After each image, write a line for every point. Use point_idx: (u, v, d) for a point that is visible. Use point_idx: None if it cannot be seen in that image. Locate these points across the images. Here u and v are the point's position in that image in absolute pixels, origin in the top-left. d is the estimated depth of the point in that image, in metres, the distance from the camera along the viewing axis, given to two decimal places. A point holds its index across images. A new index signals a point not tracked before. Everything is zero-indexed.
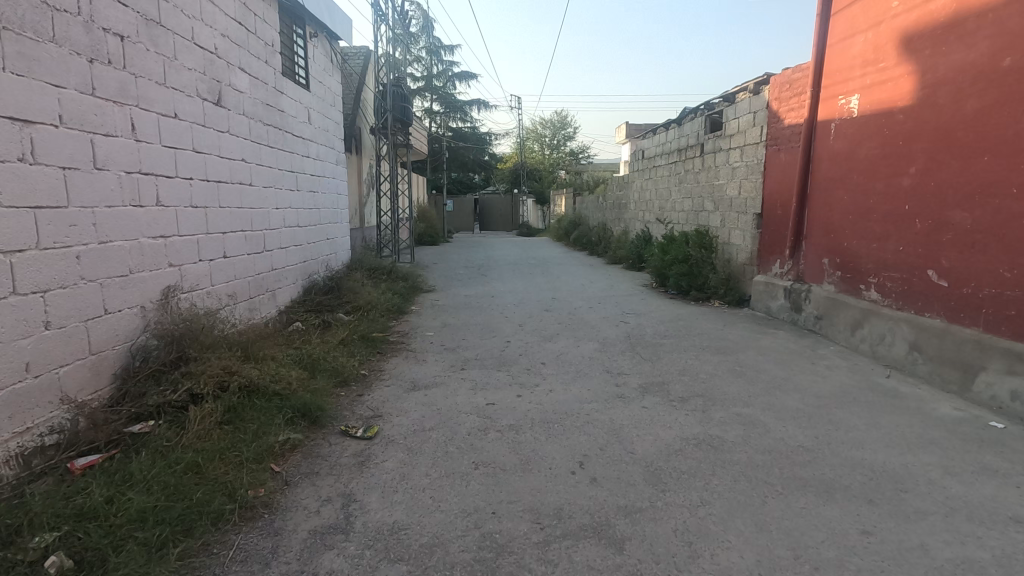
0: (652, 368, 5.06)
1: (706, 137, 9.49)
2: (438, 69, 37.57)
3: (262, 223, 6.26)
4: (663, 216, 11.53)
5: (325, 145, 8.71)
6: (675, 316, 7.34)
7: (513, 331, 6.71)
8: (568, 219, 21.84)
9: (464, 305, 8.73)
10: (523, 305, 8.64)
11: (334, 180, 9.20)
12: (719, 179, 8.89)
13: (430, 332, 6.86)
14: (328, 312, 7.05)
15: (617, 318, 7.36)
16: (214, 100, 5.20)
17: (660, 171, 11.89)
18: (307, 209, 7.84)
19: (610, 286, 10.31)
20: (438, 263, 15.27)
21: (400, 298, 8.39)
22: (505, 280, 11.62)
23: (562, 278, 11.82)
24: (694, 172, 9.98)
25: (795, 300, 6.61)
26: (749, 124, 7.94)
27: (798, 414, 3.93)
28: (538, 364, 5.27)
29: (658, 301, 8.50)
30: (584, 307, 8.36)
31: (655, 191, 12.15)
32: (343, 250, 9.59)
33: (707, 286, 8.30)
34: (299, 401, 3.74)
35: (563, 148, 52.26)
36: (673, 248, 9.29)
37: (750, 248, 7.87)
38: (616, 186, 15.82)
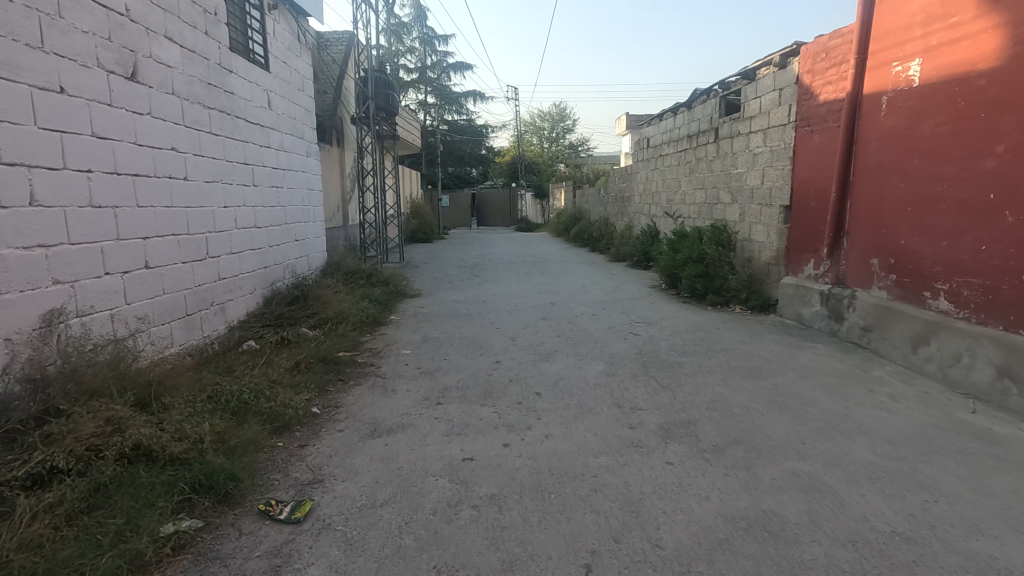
0: (674, 401, 4.08)
1: (721, 121, 8.47)
2: (432, 60, 36.41)
3: (205, 224, 5.29)
4: (672, 210, 10.51)
5: (292, 135, 7.70)
6: (692, 326, 6.34)
7: (504, 347, 5.73)
8: (568, 213, 20.80)
9: (451, 313, 7.74)
10: (518, 312, 7.67)
11: (304, 174, 8.19)
12: (737, 167, 7.88)
13: (408, 349, 5.88)
14: (290, 327, 6.07)
15: (625, 329, 6.38)
16: (127, 74, 4.21)
17: (668, 161, 10.85)
18: (268, 207, 6.86)
19: (615, 288, 9.30)
20: (429, 263, 14.28)
21: (378, 306, 7.40)
22: (499, 282, 10.63)
23: (563, 278, 10.82)
24: (707, 160, 8.96)
25: (836, 308, 5.61)
26: (773, 103, 6.92)
27: (875, 474, 2.95)
28: (532, 394, 4.30)
29: (670, 307, 7.50)
30: (587, 314, 7.36)
31: (663, 182, 11.12)
32: (317, 253, 8.60)
33: (726, 288, 7.30)
34: (204, 469, 2.77)
35: (563, 141, 51.13)
36: (685, 246, 8.29)
37: (776, 246, 6.87)
38: (619, 178, 14.78)
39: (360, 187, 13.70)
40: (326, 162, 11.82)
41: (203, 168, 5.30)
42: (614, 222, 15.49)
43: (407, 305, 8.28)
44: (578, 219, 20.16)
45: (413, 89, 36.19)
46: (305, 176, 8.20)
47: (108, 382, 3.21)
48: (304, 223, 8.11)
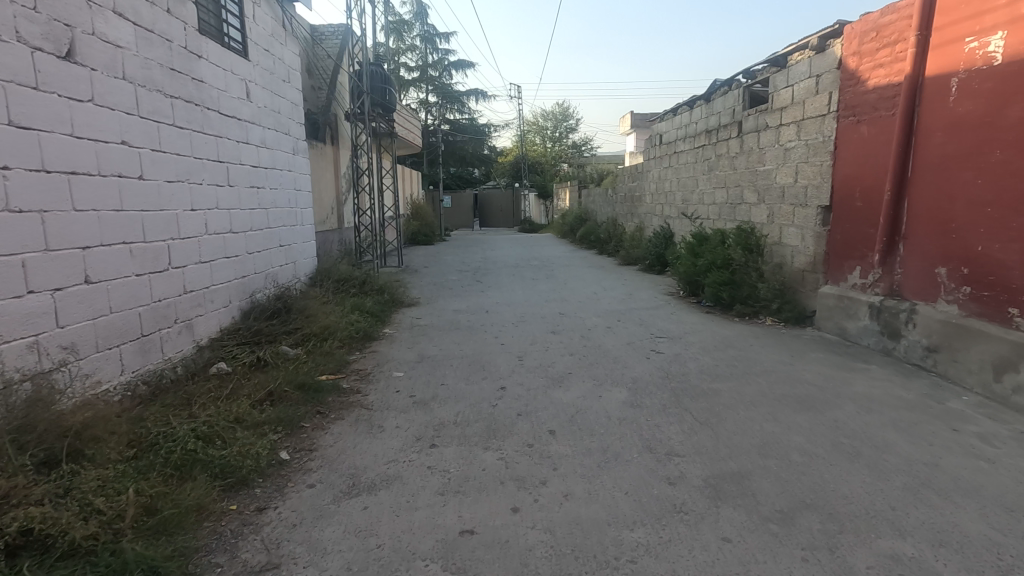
0: (717, 443, 3.38)
1: (746, 113, 7.74)
2: (433, 58, 35.71)
3: (168, 230, 4.61)
4: (689, 211, 9.79)
5: (275, 130, 7.01)
6: (721, 342, 5.63)
7: (510, 368, 5.04)
8: (574, 214, 20.07)
9: (451, 325, 7.04)
10: (524, 324, 6.97)
11: (290, 174, 7.50)
12: (765, 164, 7.17)
13: (401, 369, 5.19)
14: (268, 345, 5.39)
15: (645, 345, 5.68)
16: (61, 53, 3.54)
17: (684, 158, 10.11)
18: (248, 209, 6.17)
19: (629, 296, 8.58)
20: (429, 267, 13.61)
21: (370, 319, 6.72)
22: (503, 288, 9.94)
23: (571, 284, 10.11)
24: (729, 157, 8.24)
25: (890, 323, 4.90)
26: (809, 91, 6.20)
27: (1003, 561, 2.24)
28: (544, 433, 3.60)
29: (692, 319, 6.78)
30: (600, 327, 6.66)
31: (678, 181, 10.39)
32: (304, 259, 7.90)
33: (756, 297, 6.59)
34: (112, 562, 2.08)
35: (566, 140, 50.44)
36: (707, 250, 7.59)
37: (813, 251, 6.16)
38: (629, 177, 14.06)
39: (356, 188, 13.01)
40: (319, 161, 11.13)
41: (165, 166, 4.63)
42: (623, 223, 14.77)
43: (403, 316, 7.59)
44: (584, 221, 19.44)
45: (414, 87, 35.52)
46: (290, 176, 7.51)
47: (2, 436, 2.48)
48: (289, 227, 7.41)
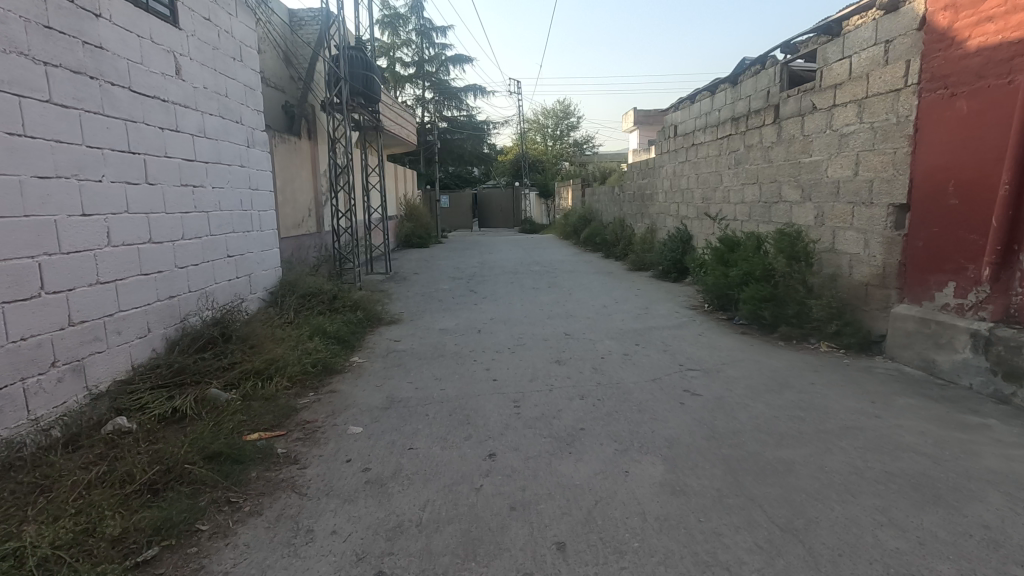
0: (818, 575, 2.18)
1: (784, 95, 6.54)
2: (430, 53, 34.61)
3: (38, 242, 3.42)
4: (712, 211, 8.57)
5: (221, 116, 5.81)
6: (773, 380, 4.41)
7: (503, 420, 3.84)
8: (577, 214, 18.88)
9: (435, 351, 5.84)
10: (523, 350, 5.77)
11: (243, 170, 6.29)
12: (811, 154, 5.97)
13: (361, 420, 3.99)
14: (192, 389, 4.19)
15: (675, 384, 4.47)
16: None
17: (704, 151, 8.89)
18: (179, 213, 4.98)
19: (645, 311, 7.37)
20: (420, 274, 12.43)
21: (334, 346, 5.51)
22: (500, 300, 8.76)
23: (576, 294, 8.92)
24: (763, 146, 7.00)
25: (1008, 361, 3.69)
26: (875, 62, 4.99)
27: None
28: (550, 551, 2.40)
29: (727, 344, 5.56)
30: (616, 354, 5.44)
31: (698, 177, 9.17)
32: (263, 271, 6.69)
33: (806, 316, 5.36)
34: None
35: (567, 139, 49.25)
36: (740, 259, 6.39)
37: (881, 261, 4.95)
38: (639, 174, 12.84)
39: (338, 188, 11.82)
40: (293, 158, 9.93)
41: (36, 157, 3.44)
42: (632, 224, 13.57)
43: (379, 338, 6.38)
44: (588, 221, 18.23)
45: (410, 83, 34.44)
46: (243, 173, 6.31)
47: None
48: (242, 234, 6.21)
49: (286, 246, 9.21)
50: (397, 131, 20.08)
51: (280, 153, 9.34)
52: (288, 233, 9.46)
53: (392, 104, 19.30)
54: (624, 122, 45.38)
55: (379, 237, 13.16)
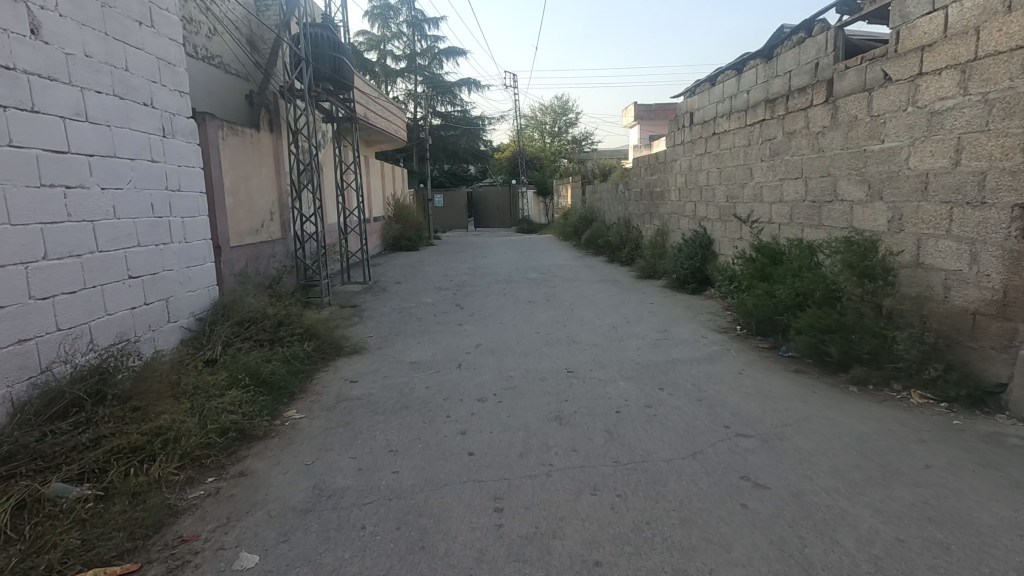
0: None
1: (840, 66, 5.21)
2: (422, 46, 33.23)
3: None
4: (741, 212, 7.24)
5: (117, 95, 4.46)
6: (867, 460, 3.09)
7: (477, 542, 2.52)
8: (578, 213, 17.54)
9: (401, 398, 4.52)
10: (514, 395, 4.45)
11: (155, 166, 4.93)
12: (881, 139, 4.65)
13: (266, 537, 2.67)
14: (23, 485, 2.85)
15: (726, 465, 3.15)
16: None
17: (729, 140, 7.55)
18: (37, 223, 3.64)
19: (665, 335, 6.05)
20: (403, 283, 11.08)
21: (263, 399, 4.18)
22: (490, 318, 7.43)
23: (580, 310, 7.60)
24: (809, 133, 5.67)
25: None
26: (988, 10, 3.68)
27: None
28: None
29: (782, 389, 4.24)
30: (635, 404, 4.13)
31: (721, 172, 7.83)
32: (186, 293, 5.31)
33: (888, 355, 4.04)
34: None
35: (566, 135, 47.87)
36: (789, 275, 5.06)
37: (999, 283, 3.63)
38: (647, 169, 11.50)
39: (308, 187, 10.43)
40: (252, 154, 8.56)
41: None
42: (640, 225, 12.23)
43: (333, 378, 5.06)
44: (591, 221, 16.89)
45: (401, 77, 33.09)
46: (156, 169, 4.94)
47: None
48: (154, 248, 4.85)
49: (239, 256, 7.85)
50: (383, 126, 18.74)
51: (234, 148, 7.96)
52: (244, 241, 8.10)
53: (377, 96, 17.92)
54: (625, 117, 44.04)
55: (357, 243, 11.80)
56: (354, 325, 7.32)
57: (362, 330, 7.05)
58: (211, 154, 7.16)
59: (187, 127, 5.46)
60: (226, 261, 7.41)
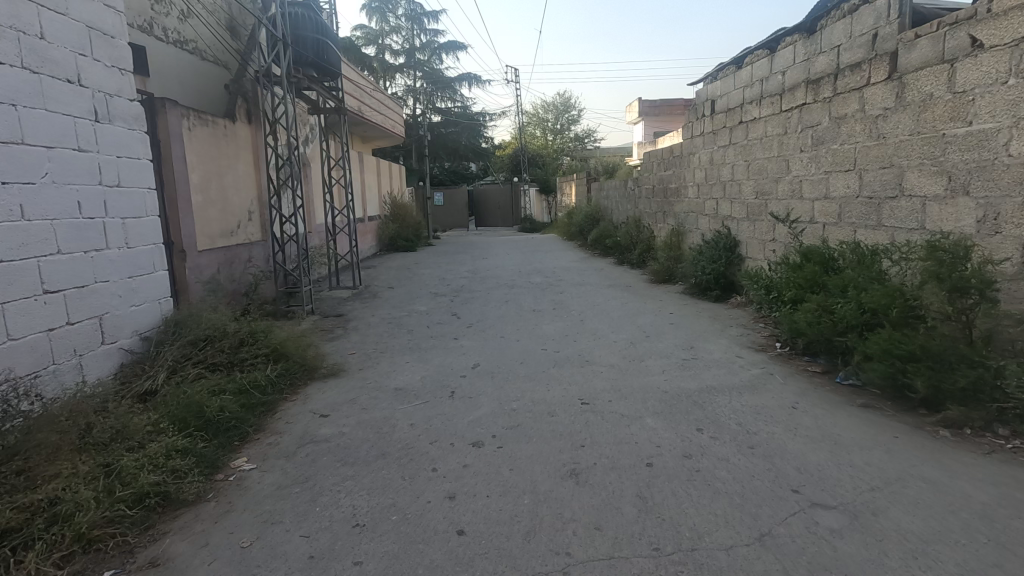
0: None
1: (906, 36, 4.37)
2: (421, 40, 32.43)
3: None
4: (775, 210, 6.38)
5: (26, 68, 3.62)
6: (1007, 553, 2.24)
7: None
8: (583, 212, 16.67)
9: (379, 440, 3.68)
10: (518, 437, 3.60)
11: (85, 156, 4.08)
12: (967, 121, 3.81)
13: None
14: None
15: (809, 556, 2.30)
16: None
17: (760, 128, 6.68)
18: None
19: (693, 354, 5.21)
20: (397, 288, 10.25)
21: (204, 446, 3.34)
22: (490, 331, 6.60)
23: (591, 321, 6.76)
24: (866, 116, 4.81)
25: None
26: None
27: None
28: None
29: (854, 433, 3.38)
30: (669, 453, 3.29)
31: (750, 165, 6.97)
32: (127, 309, 4.46)
33: (993, 392, 3.18)
34: None
35: (568, 132, 46.98)
36: (848, 287, 4.20)
37: None
38: (661, 164, 10.63)
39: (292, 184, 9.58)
40: (227, 147, 7.73)
41: None
42: (652, 225, 11.38)
43: (301, 411, 4.23)
44: (597, 221, 16.01)
45: (400, 73, 32.30)
46: (86, 161, 4.10)
47: None
48: (82, 255, 4.01)
49: (209, 261, 7.02)
50: (379, 121, 17.88)
51: (205, 140, 7.13)
52: (216, 244, 7.27)
53: (372, 90, 17.08)
54: (629, 113, 43.12)
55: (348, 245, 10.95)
56: (336, 340, 6.49)
57: (345, 346, 6.22)
58: (173, 146, 6.34)
59: (130, 111, 4.61)
60: (192, 267, 6.58)
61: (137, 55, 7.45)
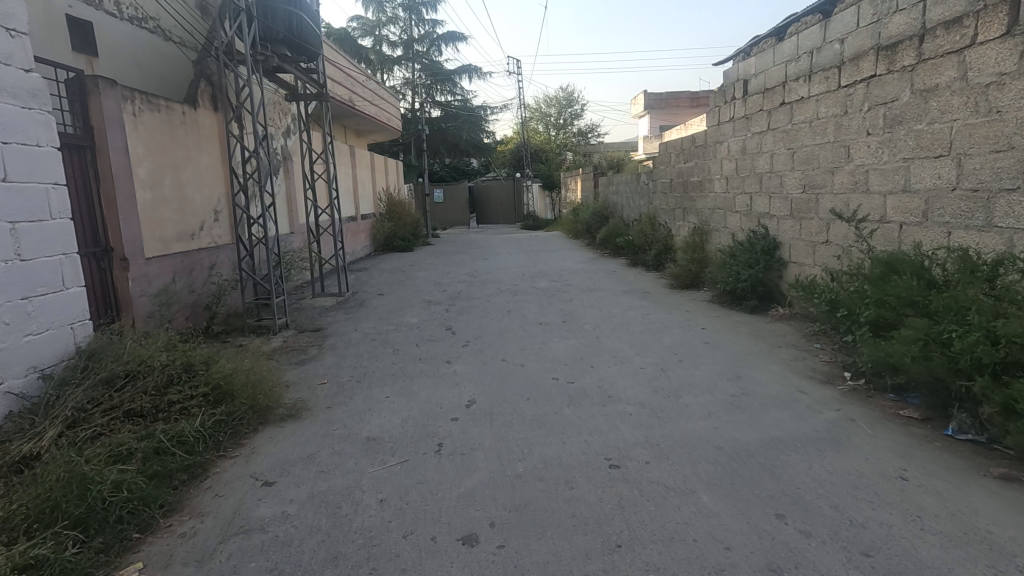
0: None
1: None
2: (419, 32, 31.32)
3: None
4: (831, 206, 5.33)
5: None
6: None
7: None
8: (590, 208, 15.61)
9: (335, 529, 2.66)
10: (527, 529, 2.58)
11: None
12: None
13: None
14: None
15: None
16: None
17: (810, 110, 5.62)
18: None
19: (743, 388, 4.16)
20: (388, 295, 9.23)
21: (74, 553, 2.33)
22: (490, 351, 5.57)
23: (609, 340, 5.72)
24: (970, 86, 3.76)
25: None
26: None
27: None
28: None
29: (1014, 532, 2.35)
30: (748, 564, 2.25)
31: (796, 153, 5.92)
32: (18, 340, 3.44)
33: None
34: None
35: (572, 127, 45.81)
36: (963, 309, 3.15)
37: None
38: (680, 156, 9.57)
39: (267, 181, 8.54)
40: (186, 138, 6.72)
41: None
42: (669, 223, 10.32)
43: (239, 476, 3.21)
44: (606, 218, 14.93)
45: (398, 66, 31.24)
46: None
47: None
48: None
49: (160, 269, 6.01)
50: (372, 113, 16.83)
51: (155, 128, 6.12)
52: (170, 249, 6.26)
53: (365, 79, 16.04)
54: (634, 106, 41.95)
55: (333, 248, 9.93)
56: (308, 364, 5.49)
57: (318, 372, 5.20)
58: (111, 134, 5.33)
59: (24, 84, 3.60)
60: (137, 277, 5.58)
61: (80, 30, 6.43)
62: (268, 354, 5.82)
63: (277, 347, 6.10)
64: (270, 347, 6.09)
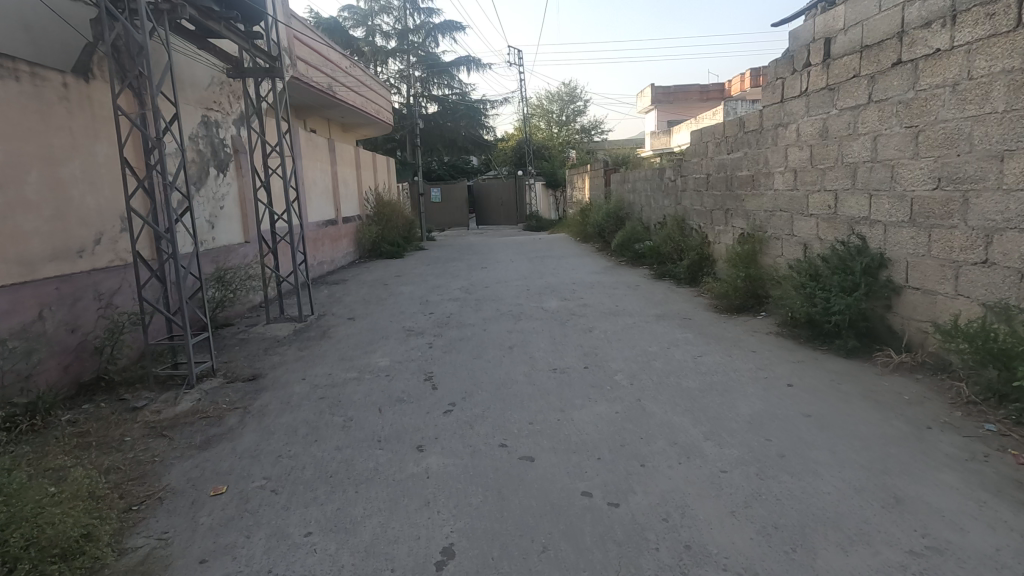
0: None
1: None
2: (414, 22, 29.57)
3: None
4: (999, 208, 3.57)
5: None
6: None
7: None
8: (603, 209, 13.82)
9: None
10: None
11: None
12: None
13: None
14: None
15: None
16: None
17: (958, 66, 3.81)
18: None
19: (920, 533, 2.38)
20: (361, 320, 7.46)
21: None
22: (484, 425, 3.80)
23: (656, 407, 3.94)
24: None
25: None
26: None
27: None
28: None
29: None
30: None
31: (925, 132, 4.13)
32: None
33: None
34: None
35: (575, 123, 43.99)
36: None
37: None
38: (721, 145, 7.77)
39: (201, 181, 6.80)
40: (70, 120, 4.93)
41: None
42: (706, 227, 8.51)
43: None
44: (621, 220, 13.12)
45: (392, 57, 29.47)
46: None
47: None
48: None
49: (15, 303, 4.23)
50: (357, 103, 15.06)
51: (10, 104, 4.34)
52: (37, 274, 4.48)
53: (348, 64, 14.26)
54: (640, 100, 40.16)
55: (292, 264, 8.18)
56: (215, 447, 3.73)
57: (221, 467, 3.43)
58: None
59: None
60: None
61: None
62: (164, 428, 4.04)
63: (183, 412, 4.32)
64: (174, 412, 4.32)
